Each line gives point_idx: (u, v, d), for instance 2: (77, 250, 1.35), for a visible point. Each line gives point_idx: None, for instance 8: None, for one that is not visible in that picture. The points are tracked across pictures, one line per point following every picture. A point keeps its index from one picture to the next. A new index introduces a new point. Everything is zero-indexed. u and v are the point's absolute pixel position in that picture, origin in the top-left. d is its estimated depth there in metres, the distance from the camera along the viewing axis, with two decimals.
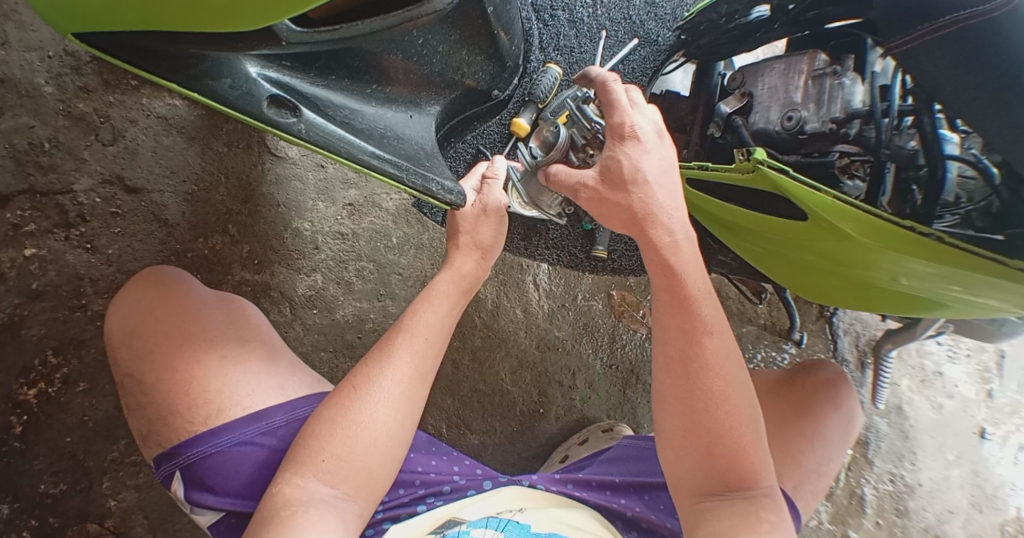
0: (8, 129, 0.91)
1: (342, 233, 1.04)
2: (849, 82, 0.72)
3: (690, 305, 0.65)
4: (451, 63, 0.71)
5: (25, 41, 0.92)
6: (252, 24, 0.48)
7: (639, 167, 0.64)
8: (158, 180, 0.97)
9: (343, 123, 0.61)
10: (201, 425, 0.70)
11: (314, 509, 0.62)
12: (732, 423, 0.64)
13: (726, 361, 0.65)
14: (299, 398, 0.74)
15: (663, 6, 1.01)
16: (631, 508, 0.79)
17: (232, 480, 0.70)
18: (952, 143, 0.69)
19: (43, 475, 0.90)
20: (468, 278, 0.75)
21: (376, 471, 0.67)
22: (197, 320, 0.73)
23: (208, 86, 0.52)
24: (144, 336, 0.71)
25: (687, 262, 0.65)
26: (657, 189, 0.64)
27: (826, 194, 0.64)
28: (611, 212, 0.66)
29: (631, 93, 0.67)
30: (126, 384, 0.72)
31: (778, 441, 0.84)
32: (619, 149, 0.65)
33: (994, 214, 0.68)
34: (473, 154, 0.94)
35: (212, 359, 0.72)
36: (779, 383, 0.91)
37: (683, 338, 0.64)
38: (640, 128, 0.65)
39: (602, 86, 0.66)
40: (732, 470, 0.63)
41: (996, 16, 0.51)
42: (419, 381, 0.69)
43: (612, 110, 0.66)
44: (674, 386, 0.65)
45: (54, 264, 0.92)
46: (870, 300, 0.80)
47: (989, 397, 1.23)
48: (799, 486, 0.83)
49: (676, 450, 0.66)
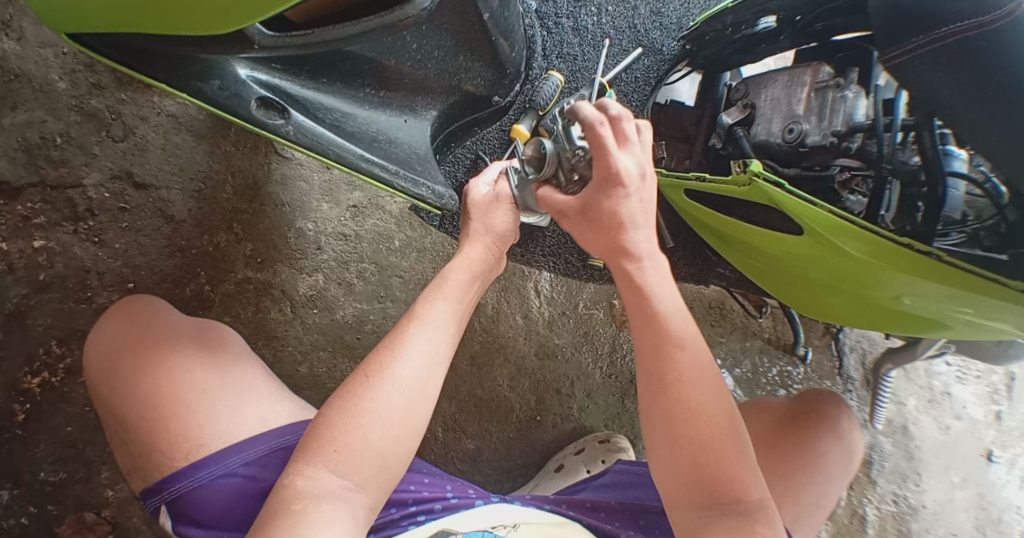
0: (22, 122, 0.93)
1: (345, 234, 1.05)
2: (852, 95, 0.71)
3: (659, 320, 0.64)
4: (448, 68, 0.72)
5: (41, 37, 0.94)
6: (228, 26, 0.47)
7: (618, 211, 0.63)
8: (166, 177, 0.99)
9: (333, 126, 0.62)
10: (182, 461, 0.71)
11: (326, 504, 0.61)
12: (712, 436, 0.62)
13: (702, 372, 0.64)
14: (284, 426, 0.76)
15: (669, 15, 1.01)
16: (625, 531, 0.78)
17: (215, 512, 0.72)
18: (960, 161, 0.68)
19: (44, 463, 0.92)
20: (479, 265, 0.75)
21: (388, 462, 0.65)
22: (160, 331, 0.75)
23: (198, 88, 0.53)
24: (121, 374, 0.73)
25: (652, 277, 0.65)
26: (632, 229, 0.64)
27: (822, 208, 0.62)
28: (589, 228, 0.66)
29: (623, 126, 0.60)
30: (108, 420, 0.74)
31: (779, 476, 0.83)
32: (602, 191, 0.61)
33: (1002, 234, 0.66)
34: (472, 160, 0.94)
35: (191, 394, 0.73)
36: (780, 415, 0.90)
37: (656, 352, 0.64)
38: (626, 170, 0.60)
39: (590, 126, 0.58)
40: (719, 482, 0.61)
41: (996, 27, 0.50)
42: (431, 368, 0.68)
43: (598, 152, 0.59)
44: (652, 400, 0.64)
45: (62, 257, 0.94)
46: (876, 318, 0.78)
47: (998, 419, 1.20)
48: (796, 520, 0.82)
49: (663, 466, 0.64)
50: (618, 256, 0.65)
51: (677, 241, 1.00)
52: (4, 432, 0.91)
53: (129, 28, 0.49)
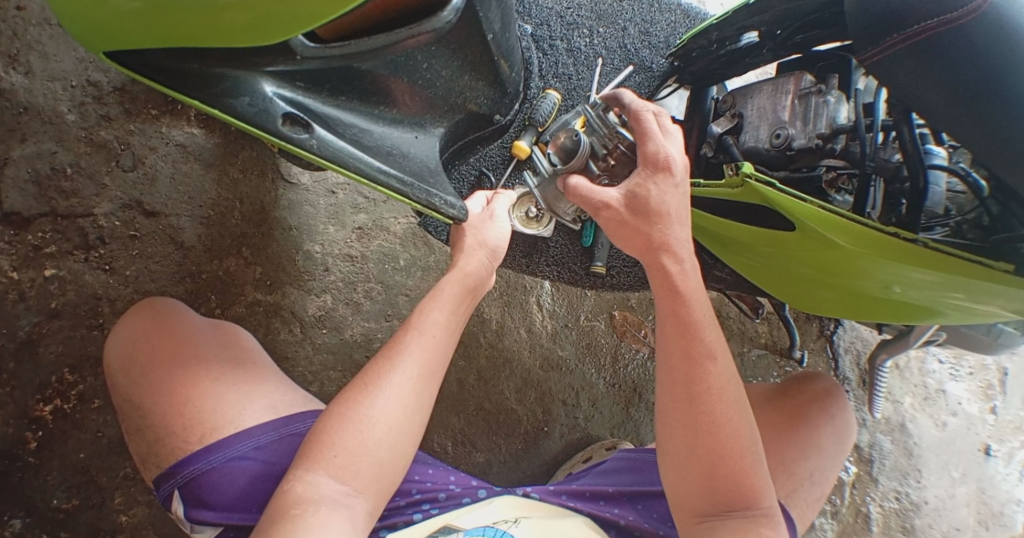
0: (32, 154, 0.96)
1: (351, 255, 1.08)
2: (834, 100, 0.75)
3: (693, 329, 0.66)
4: (454, 87, 0.76)
5: (49, 71, 0.97)
6: (247, 40, 0.52)
7: (664, 200, 0.66)
8: (175, 205, 1.01)
9: (353, 140, 0.65)
10: (196, 443, 0.72)
11: (325, 508, 0.63)
12: (731, 445, 0.65)
13: (727, 384, 0.66)
14: (294, 415, 0.78)
15: (656, 35, 1.07)
16: (625, 517, 0.81)
17: (227, 494, 0.73)
18: (940, 158, 0.73)
19: (57, 490, 0.93)
20: (475, 275, 0.77)
21: (386, 466, 0.68)
22: (193, 343, 0.76)
23: (229, 104, 0.57)
24: (140, 363, 0.74)
25: (692, 284, 0.67)
26: (675, 225, 0.66)
27: (813, 204, 0.66)
28: (626, 233, 0.68)
29: (665, 121, 0.69)
30: (126, 407, 0.75)
31: (772, 454, 0.85)
32: (647, 178, 0.67)
33: (983, 226, 0.72)
34: (475, 177, 0.99)
35: (204, 381, 0.74)
36: (774, 395, 0.92)
37: (688, 362, 0.66)
38: (673, 159, 0.67)
39: (639, 115, 0.69)
40: (732, 490, 0.65)
41: (964, 23, 0.55)
42: (429, 377, 0.70)
43: (644, 140, 0.68)
44: (677, 408, 0.66)
45: (73, 284, 0.96)
46: (863, 308, 0.82)
47: (993, 413, 1.24)
48: (792, 494, 0.83)
49: (675, 467, 0.67)
50: (660, 251, 0.66)
51: None
52: (15, 461, 0.92)
53: (157, 44, 0.52)
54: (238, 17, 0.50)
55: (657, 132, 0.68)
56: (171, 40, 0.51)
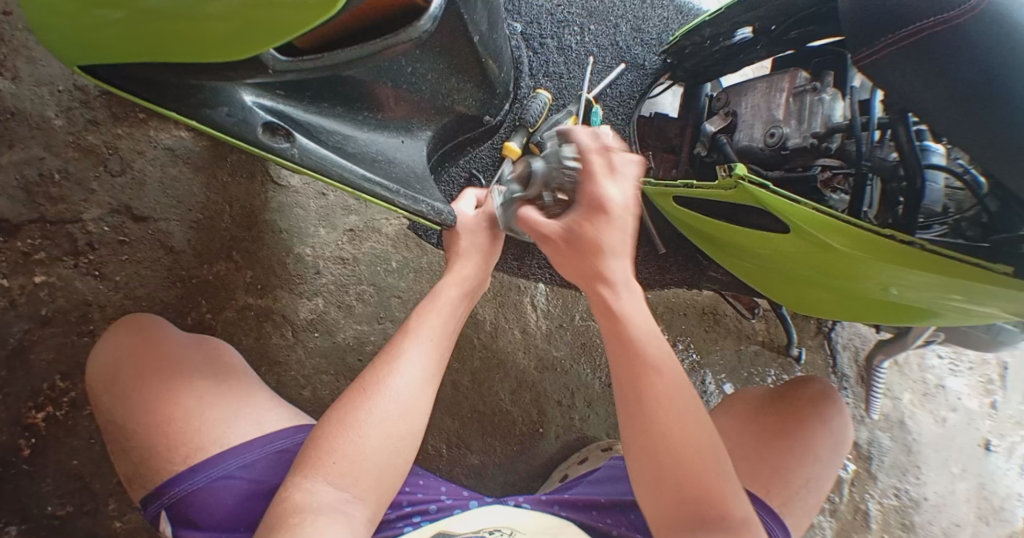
0: (19, 160, 0.93)
1: (343, 258, 1.07)
2: (829, 97, 0.73)
3: (634, 344, 0.65)
4: (441, 90, 0.75)
5: (36, 76, 0.95)
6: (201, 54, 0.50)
7: (597, 239, 0.63)
8: (164, 209, 1.00)
9: (335, 148, 0.64)
10: (180, 464, 0.72)
11: (323, 516, 0.61)
12: (691, 457, 0.64)
13: (680, 395, 0.65)
14: (277, 431, 0.77)
15: (648, 31, 1.05)
16: (617, 528, 0.80)
17: (215, 514, 0.72)
18: (938, 154, 0.72)
19: (51, 497, 0.92)
20: (470, 281, 0.76)
21: (386, 471, 0.67)
22: (177, 358, 0.75)
23: (207, 114, 0.55)
24: (121, 380, 0.73)
25: (629, 305, 0.66)
26: (612, 257, 0.64)
27: (804, 205, 0.64)
28: (568, 260, 0.67)
29: (613, 158, 0.64)
30: (110, 426, 0.74)
31: (767, 459, 0.84)
32: (586, 216, 0.64)
33: (982, 224, 0.70)
34: (466, 178, 0.98)
35: (188, 399, 0.73)
36: (768, 400, 0.92)
37: (635, 378, 0.65)
38: (613, 199, 0.63)
39: (584, 151, 0.64)
40: (702, 502, 0.64)
41: (963, 22, 0.54)
42: (424, 383, 0.69)
43: (587, 179, 0.63)
44: (633, 423, 0.65)
45: (63, 291, 0.95)
46: (865, 311, 0.81)
47: (993, 408, 1.24)
48: (787, 503, 0.82)
49: (643, 486, 0.66)
50: (596, 282, 0.66)
51: (668, 247, 1.02)
52: (9, 469, 0.91)
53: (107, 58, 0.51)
54: (190, 31, 0.48)
55: (602, 170, 0.63)
56: (115, 52, 0.50)
